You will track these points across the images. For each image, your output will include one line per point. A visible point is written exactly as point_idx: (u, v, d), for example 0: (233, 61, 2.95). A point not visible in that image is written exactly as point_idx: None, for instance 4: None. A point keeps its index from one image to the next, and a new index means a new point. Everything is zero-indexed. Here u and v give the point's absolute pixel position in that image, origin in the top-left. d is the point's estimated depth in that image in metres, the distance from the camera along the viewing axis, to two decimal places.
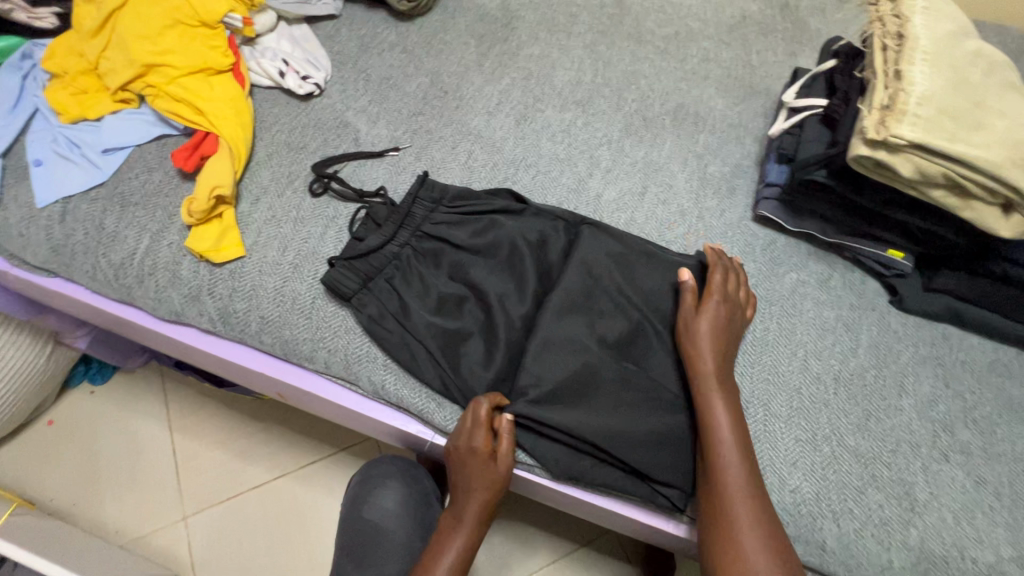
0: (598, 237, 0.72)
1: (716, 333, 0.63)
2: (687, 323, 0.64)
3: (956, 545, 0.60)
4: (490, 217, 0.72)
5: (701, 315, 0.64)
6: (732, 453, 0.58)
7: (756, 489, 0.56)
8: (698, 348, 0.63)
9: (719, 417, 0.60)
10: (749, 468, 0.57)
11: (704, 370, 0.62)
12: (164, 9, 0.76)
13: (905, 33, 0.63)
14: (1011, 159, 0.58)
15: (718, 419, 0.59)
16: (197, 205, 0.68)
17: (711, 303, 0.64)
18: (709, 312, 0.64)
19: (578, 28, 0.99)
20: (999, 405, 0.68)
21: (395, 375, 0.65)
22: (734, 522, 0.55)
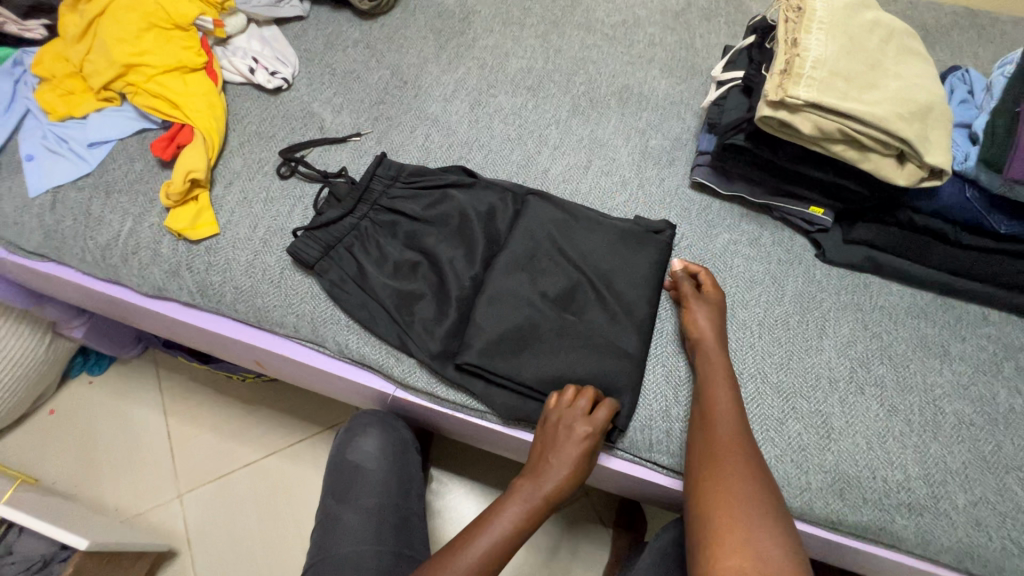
0: (542, 205, 0.79)
1: (718, 318, 0.71)
2: (696, 305, 0.71)
3: (867, 466, 0.66)
4: (442, 191, 0.79)
5: (709, 303, 0.72)
6: (724, 406, 0.64)
7: (745, 438, 0.62)
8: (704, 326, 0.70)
9: (718, 380, 0.66)
10: (740, 420, 0.63)
11: (711, 344, 0.68)
12: (141, 14, 0.83)
13: (804, 7, 0.70)
14: (898, 113, 0.65)
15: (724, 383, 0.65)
16: (174, 187, 0.75)
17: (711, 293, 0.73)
18: (713, 301, 0.72)
19: (530, 20, 1.06)
20: (914, 343, 0.74)
21: (357, 334, 0.73)
22: (726, 463, 0.59)
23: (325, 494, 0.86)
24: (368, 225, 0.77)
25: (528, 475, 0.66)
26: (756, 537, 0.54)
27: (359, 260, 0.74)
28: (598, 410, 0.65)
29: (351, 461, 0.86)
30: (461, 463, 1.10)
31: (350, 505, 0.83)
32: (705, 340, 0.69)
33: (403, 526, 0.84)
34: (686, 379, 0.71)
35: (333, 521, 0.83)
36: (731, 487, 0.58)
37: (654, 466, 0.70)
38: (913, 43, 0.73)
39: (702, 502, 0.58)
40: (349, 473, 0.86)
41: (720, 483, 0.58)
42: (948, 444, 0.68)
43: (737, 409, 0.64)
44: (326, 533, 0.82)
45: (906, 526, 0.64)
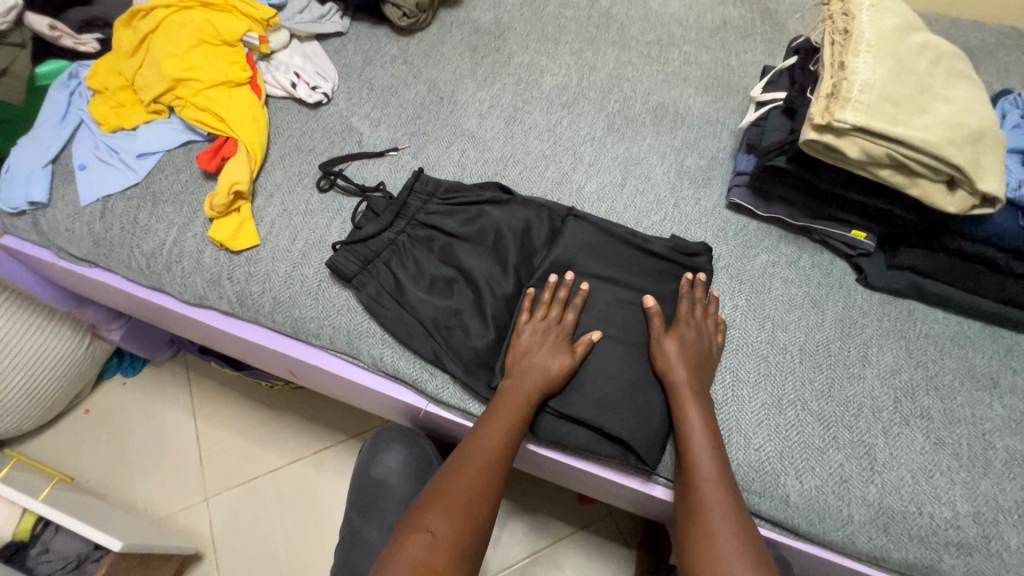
0: (577, 224, 0.78)
1: (691, 355, 0.68)
2: (660, 344, 0.68)
3: (914, 501, 0.64)
4: (479, 208, 0.80)
5: (675, 329, 0.69)
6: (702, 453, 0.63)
7: (721, 461, 0.63)
8: (673, 365, 0.67)
9: (693, 422, 0.64)
10: (715, 445, 0.63)
11: (677, 367, 0.67)
12: (191, 30, 0.86)
13: (850, 29, 0.69)
14: (949, 139, 0.63)
15: (694, 430, 0.64)
16: (218, 199, 0.77)
17: (686, 326, 0.69)
18: (682, 335, 0.69)
19: (565, 37, 1.07)
20: (961, 372, 0.72)
21: (392, 348, 0.73)
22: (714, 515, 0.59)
23: (350, 508, 0.88)
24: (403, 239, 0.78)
25: (513, 377, 0.67)
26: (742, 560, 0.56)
27: (395, 274, 0.75)
28: (577, 347, 0.69)
29: (375, 477, 0.86)
30: None
31: (375, 522, 0.85)
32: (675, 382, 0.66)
33: None
34: (722, 402, 0.70)
35: (356, 535, 0.85)
36: (721, 536, 0.58)
37: None
38: (963, 67, 0.72)
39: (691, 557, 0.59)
40: (374, 489, 0.86)
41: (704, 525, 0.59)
42: (999, 481, 0.65)
43: (716, 453, 0.63)
44: (351, 547, 0.85)
45: (954, 565, 0.62)
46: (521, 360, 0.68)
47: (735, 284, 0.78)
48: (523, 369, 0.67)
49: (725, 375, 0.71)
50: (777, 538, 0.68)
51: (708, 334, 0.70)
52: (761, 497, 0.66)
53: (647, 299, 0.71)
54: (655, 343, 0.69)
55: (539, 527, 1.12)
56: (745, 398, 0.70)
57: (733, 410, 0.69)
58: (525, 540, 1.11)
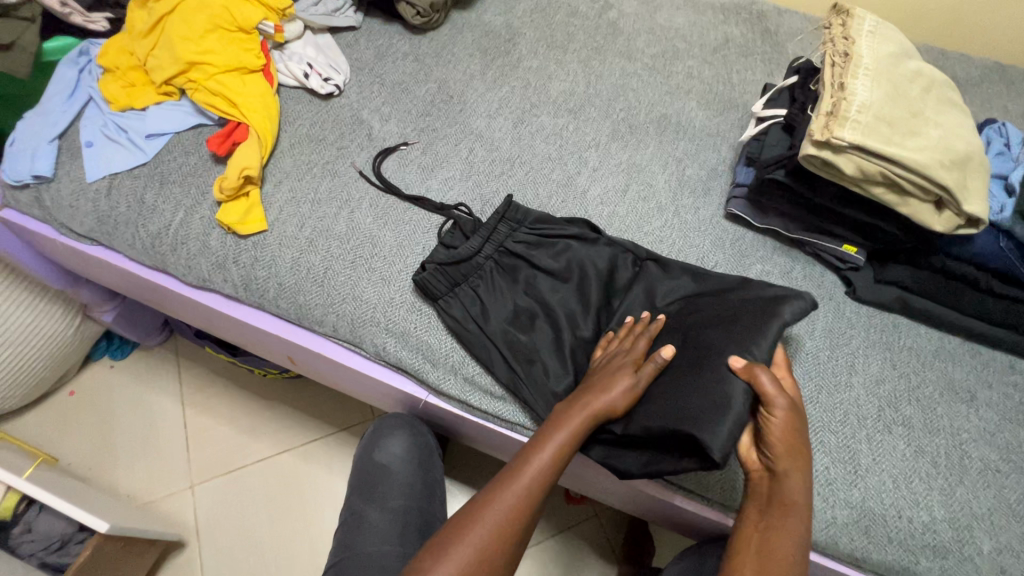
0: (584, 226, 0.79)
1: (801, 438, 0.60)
2: (780, 417, 0.59)
3: (894, 505, 0.67)
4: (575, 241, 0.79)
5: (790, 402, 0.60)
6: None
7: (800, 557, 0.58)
8: (786, 458, 0.59)
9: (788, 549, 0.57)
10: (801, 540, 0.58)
11: (794, 457, 0.60)
12: (207, 15, 0.87)
13: (850, 52, 0.73)
14: (938, 161, 0.67)
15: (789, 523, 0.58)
16: (228, 182, 0.77)
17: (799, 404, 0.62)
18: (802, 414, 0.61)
19: (574, 45, 1.09)
20: (941, 385, 0.75)
21: (395, 338, 0.74)
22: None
23: (351, 492, 0.88)
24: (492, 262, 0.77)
25: (564, 413, 0.63)
26: None
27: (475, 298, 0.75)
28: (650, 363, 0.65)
29: (377, 462, 0.87)
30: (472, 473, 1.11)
31: (376, 504, 0.84)
32: (788, 481, 0.59)
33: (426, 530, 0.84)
34: None
35: (358, 519, 0.84)
36: None
37: (680, 491, 0.72)
38: (952, 95, 0.76)
39: None
40: (375, 473, 0.87)
41: None
42: (973, 488, 0.68)
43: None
44: (350, 530, 0.83)
45: (929, 568, 0.65)
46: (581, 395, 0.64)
47: None
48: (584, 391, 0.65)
49: None
50: None
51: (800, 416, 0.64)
52: None
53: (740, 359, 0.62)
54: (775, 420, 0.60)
55: None
56: None
57: None
58: None
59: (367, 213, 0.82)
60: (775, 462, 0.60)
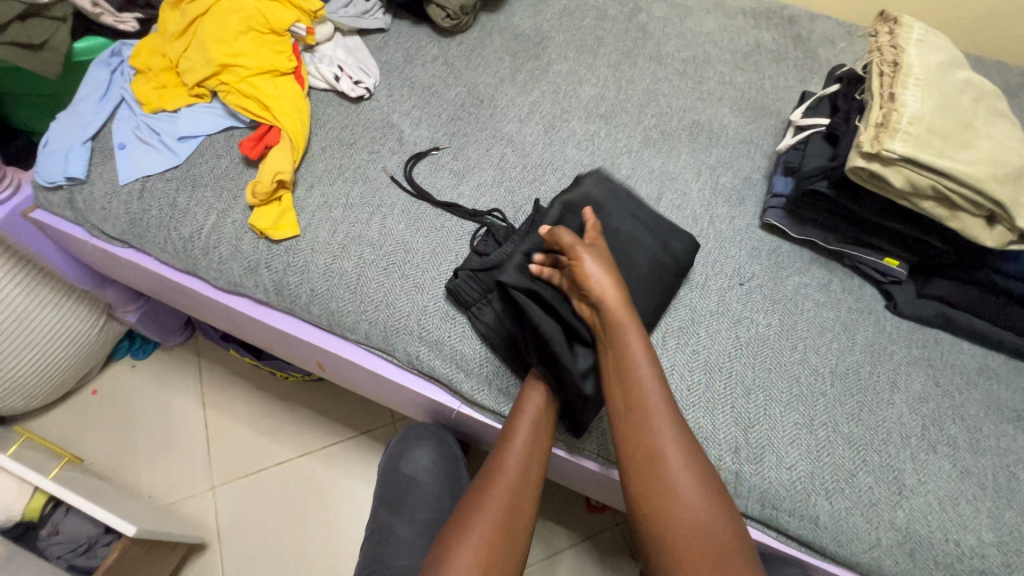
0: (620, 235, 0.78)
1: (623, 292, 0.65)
2: (594, 277, 0.64)
3: (941, 528, 0.65)
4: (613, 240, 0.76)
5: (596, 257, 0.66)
6: (677, 459, 0.59)
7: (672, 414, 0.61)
8: (619, 312, 0.63)
9: (666, 429, 0.61)
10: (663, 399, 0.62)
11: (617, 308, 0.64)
12: (240, 17, 0.86)
13: (899, 62, 0.71)
14: (992, 175, 0.65)
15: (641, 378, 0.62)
16: (261, 185, 0.76)
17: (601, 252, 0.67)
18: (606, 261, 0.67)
19: (603, 50, 1.08)
20: (986, 404, 0.73)
21: (429, 346, 0.73)
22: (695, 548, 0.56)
23: (378, 503, 0.88)
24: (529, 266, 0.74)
25: (514, 408, 0.68)
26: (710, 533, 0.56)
27: (508, 302, 0.72)
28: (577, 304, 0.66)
29: (404, 473, 0.88)
30: None
31: (405, 517, 0.85)
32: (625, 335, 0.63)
33: None
34: (755, 421, 0.70)
35: (387, 532, 0.84)
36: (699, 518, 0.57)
37: None
38: (1002, 106, 0.73)
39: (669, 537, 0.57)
40: (403, 485, 0.87)
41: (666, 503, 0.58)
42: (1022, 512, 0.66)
43: (690, 455, 0.60)
44: (378, 543, 0.83)
45: None
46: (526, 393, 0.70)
47: (769, 303, 0.80)
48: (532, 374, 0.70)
49: (758, 395, 0.72)
50: (802, 557, 0.69)
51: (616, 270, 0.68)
52: (791, 516, 0.67)
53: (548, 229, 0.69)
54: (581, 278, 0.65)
55: (549, 534, 1.12)
56: (778, 417, 0.70)
57: (766, 428, 0.70)
58: (533, 545, 1.11)
59: (399, 219, 0.81)
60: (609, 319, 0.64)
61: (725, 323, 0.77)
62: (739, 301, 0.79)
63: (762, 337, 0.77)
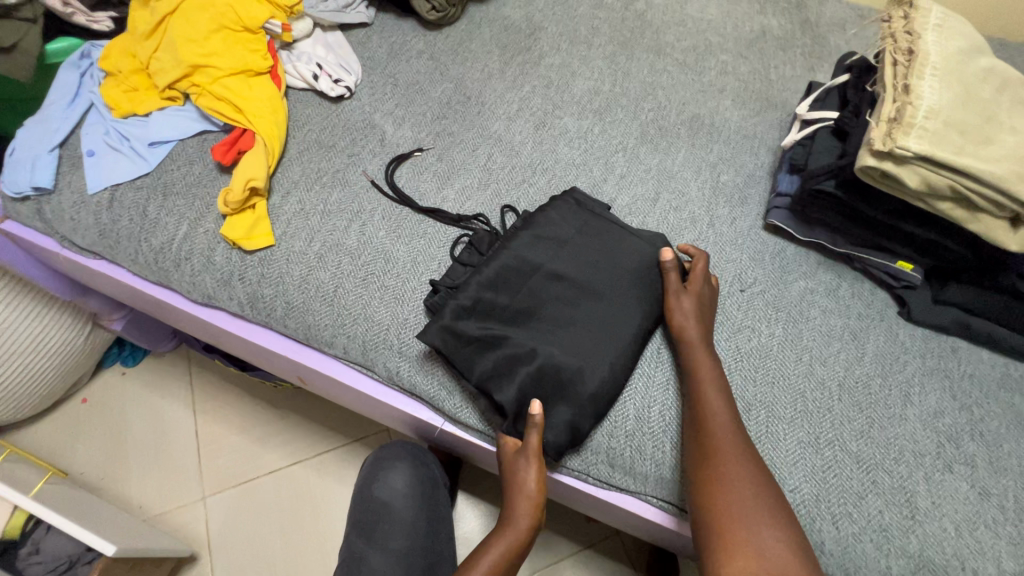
0: (613, 237, 0.73)
1: (704, 312, 0.68)
2: (678, 299, 0.68)
3: (956, 555, 0.60)
4: (594, 243, 0.72)
5: (693, 287, 0.69)
6: (724, 429, 0.60)
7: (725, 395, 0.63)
8: (692, 328, 0.67)
9: (711, 391, 0.62)
10: (719, 380, 0.64)
11: (689, 309, 0.67)
12: (211, 14, 0.82)
13: (915, 49, 0.65)
14: (1019, 173, 0.59)
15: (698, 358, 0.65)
16: (232, 195, 0.73)
17: (698, 282, 0.70)
18: (699, 290, 0.69)
19: (598, 40, 1.02)
20: (1008, 418, 0.68)
21: (409, 362, 0.69)
22: (735, 488, 0.56)
23: (352, 530, 0.88)
24: (509, 269, 0.69)
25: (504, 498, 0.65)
26: (756, 499, 0.55)
27: (492, 314, 0.67)
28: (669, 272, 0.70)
29: (378, 497, 0.87)
30: (488, 489, 1.08)
31: (378, 545, 0.85)
32: (690, 336, 0.66)
33: (432, 570, 0.84)
34: (756, 440, 0.66)
35: (358, 560, 0.85)
36: (735, 477, 0.57)
37: None
38: None
39: (710, 492, 0.57)
40: (378, 510, 0.87)
41: (713, 462, 0.58)
42: None
43: (731, 414, 0.61)
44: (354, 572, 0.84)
45: None
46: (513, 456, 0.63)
47: (772, 311, 0.75)
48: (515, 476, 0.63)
49: (759, 411, 0.68)
50: None
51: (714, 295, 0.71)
52: None
53: (665, 253, 0.71)
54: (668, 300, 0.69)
55: (547, 545, 1.08)
56: (781, 435, 0.66)
57: (767, 447, 0.65)
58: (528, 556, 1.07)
59: (379, 226, 0.77)
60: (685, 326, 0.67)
61: (725, 333, 0.73)
62: (739, 309, 0.75)
63: (765, 348, 0.72)
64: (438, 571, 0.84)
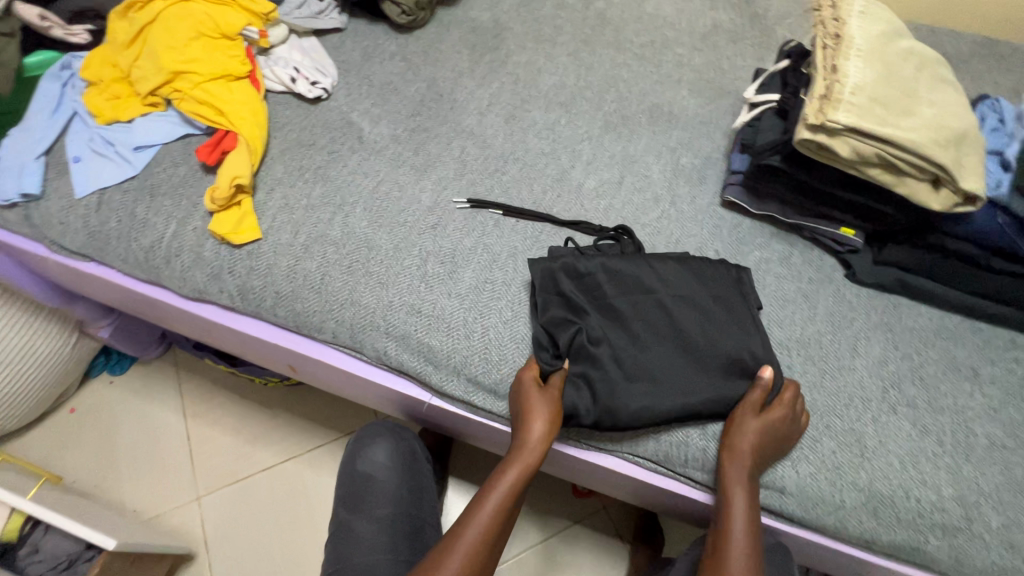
0: (735, 297, 0.74)
1: (768, 443, 0.65)
2: (744, 418, 0.67)
3: (902, 486, 0.67)
4: (724, 295, 0.74)
5: (768, 417, 0.66)
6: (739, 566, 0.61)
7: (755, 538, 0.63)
8: (744, 461, 0.65)
9: (738, 527, 0.63)
10: (752, 523, 0.63)
11: (750, 438, 0.65)
12: (190, 23, 0.86)
13: (841, 34, 0.72)
14: (935, 140, 0.66)
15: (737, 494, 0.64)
16: (219, 192, 0.76)
17: (779, 411, 0.66)
18: (773, 419, 0.65)
19: (562, 38, 1.08)
20: (944, 363, 0.75)
21: (396, 342, 0.74)
22: None
23: (337, 505, 0.91)
24: (625, 275, 0.74)
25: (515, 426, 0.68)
26: None
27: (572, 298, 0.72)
28: (752, 392, 0.67)
29: (362, 471, 0.93)
30: (477, 471, 1.12)
31: (363, 515, 0.88)
32: (740, 457, 0.65)
33: (416, 535, 0.88)
34: None
35: (345, 530, 0.88)
36: None
37: (688, 481, 0.72)
38: (945, 73, 0.75)
39: None
40: (362, 484, 0.91)
41: None
42: (979, 465, 0.68)
43: (752, 543, 0.63)
44: (342, 540, 0.87)
45: (939, 546, 0.65)
46: (530, 390, 0.68)
47: None
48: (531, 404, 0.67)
49: None
50: (773, 524, 0.71)
51: (797, 427, 0.67)
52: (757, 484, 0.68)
53: (766, 370, 0.68)
54: (736, 415, 0.67)
55: (537, 521, 1.13)
56: None
57: None
58: (520, 533, 1.12)
59: (361, 217, 0.81)
60: (737, 450, 0.66)
61: None
62: None
63: None
64: (423, 536, 0.89)
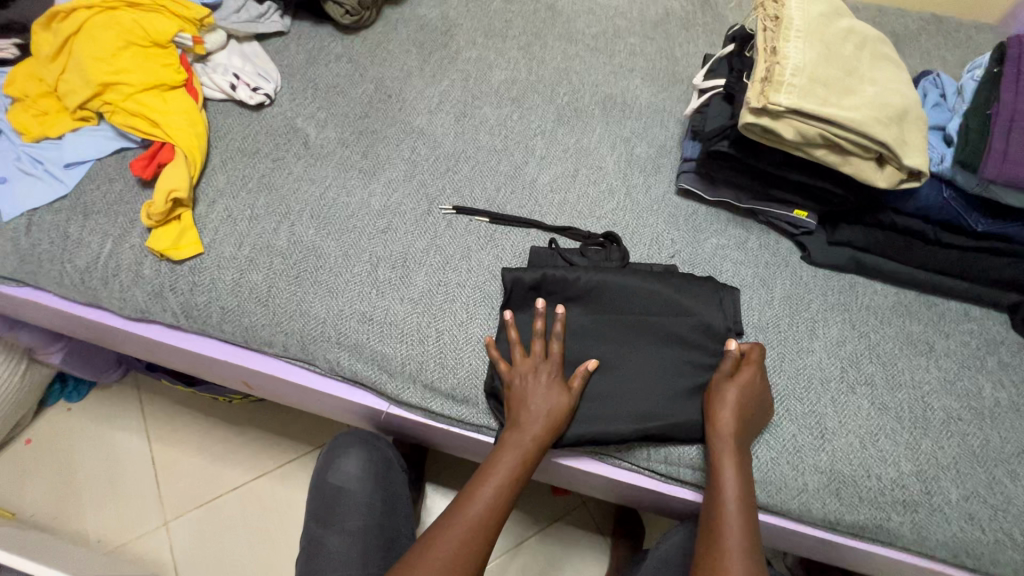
0: (714, 307, 0.72)
1: (750, 405, 0.65)
2: (721, 387, 0.66)
3: (862, 465, 0.67)
4: (700, 306, 0.72)
5: (738, 383, 0.65)
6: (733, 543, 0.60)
7: (750, 514, 0.61)
8: (725, 427, 0.64)
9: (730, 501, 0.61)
10: (745, 494, 0.62)
11: (730, 405, 0.64)
12: (117, 32, 0.82)
13: (780, 16, 0.72)
14: (876, 118, 0.66)
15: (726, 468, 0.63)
16: (155, 208, 0.73)
17: (748, 373, 0.66)
18: (745, 382, 0.65)
19: (512, 32, 1.07)
20: (900, 339, 0.75)
21: (349, 352, 0.72)
22: None
23: (309, 519, 0.89)
24: (596, 284, 0.72)
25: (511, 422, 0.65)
26: None
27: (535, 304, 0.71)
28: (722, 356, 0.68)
29: (333, 483, 0.90)
30: (452, 476, 1.11)
31: (334, 529, 0.86)
32: (722, 425, 0.64)
33: (389, 547, 0.86)
34: None
35: (315, 546, 0.85)
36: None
37: (652, 474, 0.71)
38: (886, 51, 0.75)
39: None
40: (332, 496, 0.89)
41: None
42: (937, 439, 0.69)
43: (747, 516, 0.61)
44: (311, 558, 0.84)
45: (901, 522, 0.65)
46: (530, 383, 0.65)
47: (688, 268, 0.80)
48: (530, 401, 0.65)
49: None
50: None
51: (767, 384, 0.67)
52: None
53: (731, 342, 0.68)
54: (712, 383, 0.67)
55: (516, 523, 1.11)
56: None
57: None
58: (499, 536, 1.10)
59: (308, 224, 0.78)
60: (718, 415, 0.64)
61: None
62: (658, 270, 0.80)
63: None
64: (395, 547, 0.87)
